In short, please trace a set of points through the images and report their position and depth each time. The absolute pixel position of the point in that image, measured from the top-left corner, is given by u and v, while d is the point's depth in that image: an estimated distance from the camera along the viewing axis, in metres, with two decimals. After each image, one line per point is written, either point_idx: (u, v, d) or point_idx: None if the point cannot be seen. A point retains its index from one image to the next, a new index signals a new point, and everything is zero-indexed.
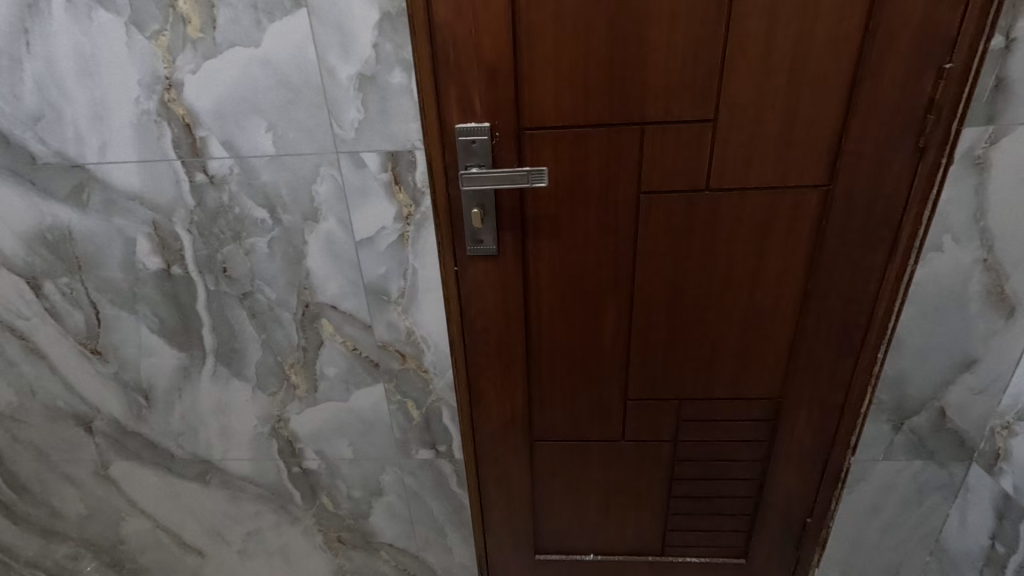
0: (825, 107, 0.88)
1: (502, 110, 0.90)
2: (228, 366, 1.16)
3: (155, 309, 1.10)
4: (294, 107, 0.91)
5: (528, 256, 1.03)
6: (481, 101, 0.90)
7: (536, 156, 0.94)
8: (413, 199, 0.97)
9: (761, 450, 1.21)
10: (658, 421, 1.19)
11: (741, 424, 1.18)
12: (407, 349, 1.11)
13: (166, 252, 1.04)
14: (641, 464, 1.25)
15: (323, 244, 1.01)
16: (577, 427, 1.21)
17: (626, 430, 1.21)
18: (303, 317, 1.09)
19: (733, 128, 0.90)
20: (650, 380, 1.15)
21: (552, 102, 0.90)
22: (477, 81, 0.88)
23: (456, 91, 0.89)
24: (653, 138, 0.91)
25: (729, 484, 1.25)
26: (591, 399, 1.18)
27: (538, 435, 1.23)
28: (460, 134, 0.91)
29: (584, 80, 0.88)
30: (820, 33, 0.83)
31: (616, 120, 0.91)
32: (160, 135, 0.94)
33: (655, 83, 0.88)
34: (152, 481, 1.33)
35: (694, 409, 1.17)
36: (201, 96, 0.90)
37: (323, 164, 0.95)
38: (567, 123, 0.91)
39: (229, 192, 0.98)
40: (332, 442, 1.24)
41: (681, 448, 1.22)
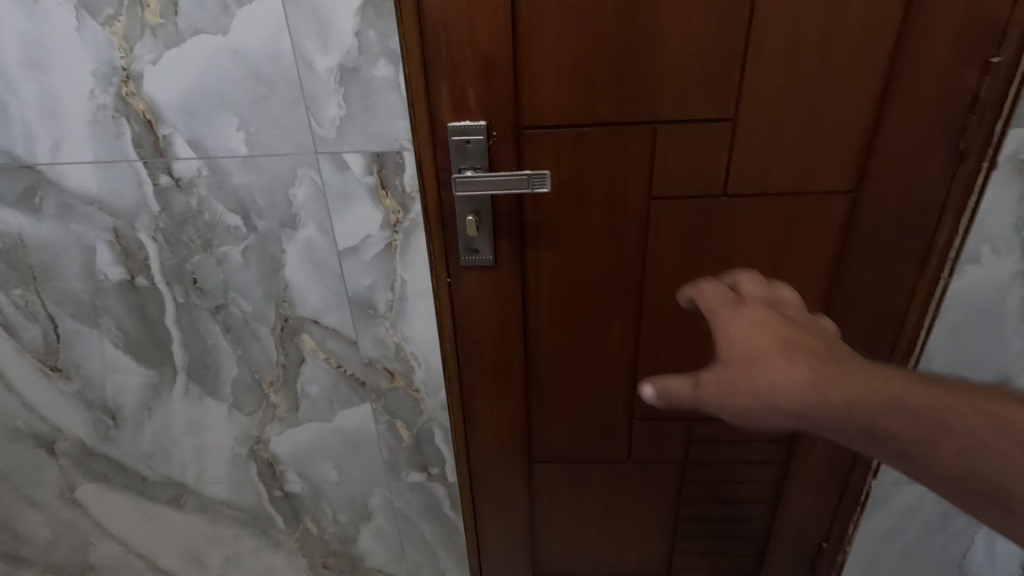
0: (857, 104, 0.79)
1: (499, 106, 0.81)
2: (201, 384, 1.07)
3: (119, 323, 1.01)
4: (268, 102, 0.82)
5: (528, 267, 0.94)
6: (476, 97, 0.81)
7: (537, 158, 0.85)
8: (402, 205, 0.88)
9: (775, 470, 1.13)
10: (666, 441, 1.11)
11: (754, 443, 1.10)
12: (396, 366, 1.03)
13: (129, 261, 0.94)
14: (647, 486, 1.17)
15: (304, 254, 0.92)
16: (579, 448, 1.13)
17: (631, 450, 1.13)
18: (282, 332, 1.00)
19: (754, 128, 0.81)
20: (658, 398, 1.07)
21: (555, 99, 0.81)
22: (472, 73, 0.79)
23: (448, 85, 0.80)
24: (666, 138, 0.83)
25: (740, 506, 1.18)
26: (595, 418, 1.10)
27: (537, 456, 1.15)
28: (453, 134, 0.83)
29: (590, 73, 0.80)
30: (854, 22, 0.75)
31: (625, 118, 0.82)
32: (120, 133, 0.84)
33: (670, 77, 0.79)
34: (123, 504, 1.24)
35: (706, 429, 1.10)
36: (164, 90, 0.81)
37: (301, 165, 0.86)
38: (571, 121, 0.83)
39: (197, 196, 0.89)
40: (316, 464, 1.15)
41: (690, 469, 1.14)
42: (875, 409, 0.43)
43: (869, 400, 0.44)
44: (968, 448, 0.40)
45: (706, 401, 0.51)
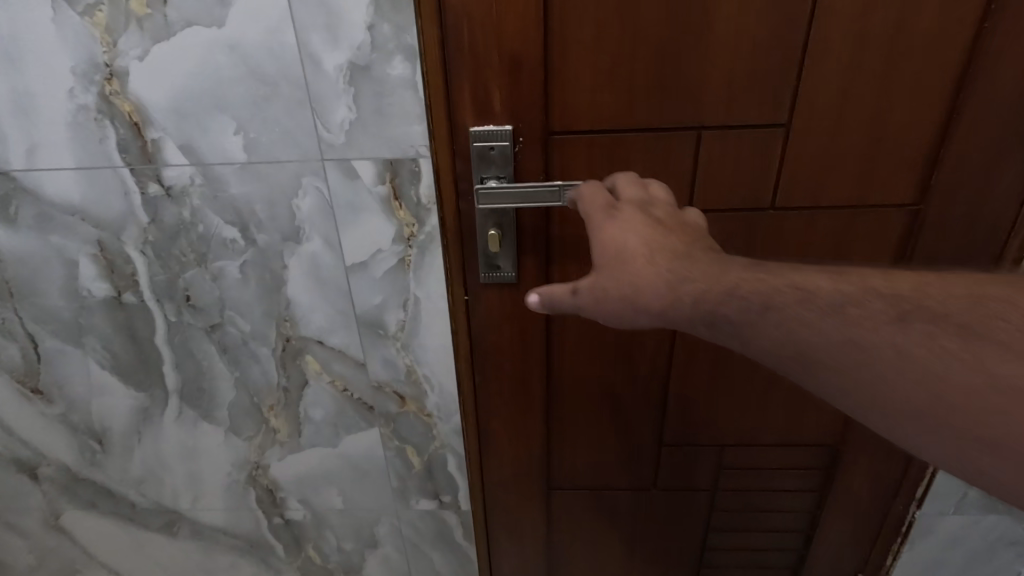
0: (925, 108, 0.72)
1: (527, 109, 0.73)
2: (195, 407, 0.98)
3: (105, 342, 0.92)
4: (269, 103, 0.73)
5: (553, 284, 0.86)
6: (502, 99, 0.73)
7: (567, 166, 0.77)
8: (417, 217, 0.80)
9: (811, 499, 1.06)
10: (696, 467, 1.04)
11: (791, 471, 1.03)
12: (407, 390, 0.95)
13: (115, 277, 0.86)
14: (673, 515, 1.10)
15: (307, 269, 0.84)
16: (602, 474, 1.06)
17: (658, 477, 1.05)
18: (284, 353, 0.92)
19: (810, 134, 0.74)
20: (690, 423, 0.99)
21: (588, 101, 0.73)
22: (498, 72, 0.71)
23: (470, 86, 0.72)
24: (712, 145, 0.75)
25: (771, 536, 1.11)
26: (620, 443, 1.02)
27: (557, 483, 1.07)
28: (476, 139, 0.75)
29: (629, 73, 0.72)
30: (927, 17, 0.67)
31: (666, 123, 0.74)
32: (103, 137, 0.76)
33: (718, 77, 0.71)
34: (112, 530, 1.16)
35: (739, 455, 1.02)
36: (151, 89, 0.73)
37: (305, 172, 0.77)
38: (606, 126, 0.75)
39: (190, 206, 0.80)
40: (320, 491, 1.08)
41: (720, 497, 1.07)
42: (721, 300, 0.49)
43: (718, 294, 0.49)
44: (784, 327, 0.46)
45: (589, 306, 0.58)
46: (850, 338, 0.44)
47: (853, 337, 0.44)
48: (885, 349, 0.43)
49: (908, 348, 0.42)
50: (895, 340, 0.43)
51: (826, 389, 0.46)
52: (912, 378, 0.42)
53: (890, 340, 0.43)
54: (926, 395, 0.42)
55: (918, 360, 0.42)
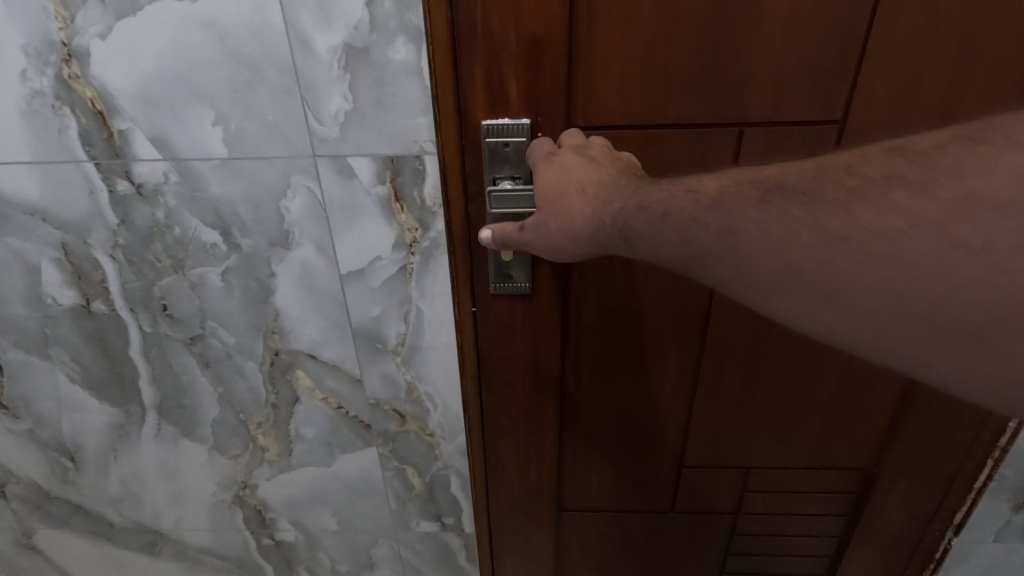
0: (999, 105, 0.63)
1: (547, 101, 0.65)
2: (176, 424, 0.90)
3: (74, 354, 0.83)
4: (253, 90, 0.64)
5: (571, 298, 0.78)
6: (519, 89, 0.64)
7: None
8: (421, 221, 0.72)
9: (839, 523, 1.00)
10: (718, 490, 0.97)
11: (819, 495, 0.96)
12: (408, 408, 0.87)
13: (83, 283, 0.77)
14: (691, 539, 1.03)
15: (298, 277, 0.76)
16: (617, 496, 0.98)
17: (677, 500, 0.98)
18: (272, 368, 0.83)
19: (867, 132, 0.65)
20: (713, 445, 0.92)
21: (617, 92, 0.65)
22: (515, 58, 0.63)
23: (483, 73, 0.63)
24: (755, 143, 0.66)
25: (795, 560, 1.05)
26: (637, 465, 0.95)
27: (568, 505, 1.00)
28: (489, 134, 0.66)
29: (664, 60, 0.63)
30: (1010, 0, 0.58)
31: (703, 118, 0.65)
32: (64, 127, 0.66)
33: (766, 67, 0.62)
34: (89, 551, 1.08)
35: (764, 479, 0.95)
36: (117, 72, 0.63)
37: (294, 171, 0.69)
38: (636, 120, 0.66)
39: (164, 207, 0.71)
40: (313, 512, 1.00)
41: (742, 521, 1.00)
42: (630, 216, 0.52)
43: (627, 211, 0.52)
44: (679, 229, 0.48)
45: (538, 243, 0.61)
46: (728, 224, 0.45)
47: (729, 224, 0.45)
48: (751, 228, 0.43)
49: (765, 224, 0.43)
50: (759, 219, 0.43)
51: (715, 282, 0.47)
52: (775, 255, 0.42)
53: (754, 220, 0.43)
54: (791, 271, 0.42)
55: (779, 235, 0.42)
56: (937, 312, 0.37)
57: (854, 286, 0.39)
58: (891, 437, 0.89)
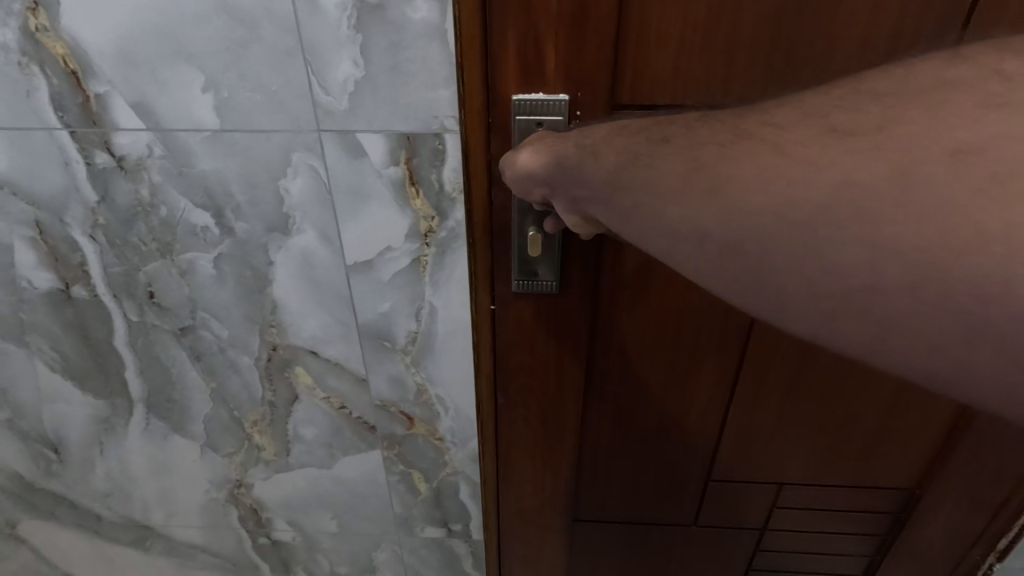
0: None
1: (591, 76, 0.56)
2: (164, 419, 0.83)
3: (54, 342, 0.76)
4: (250, 52, 0.55)
5: (602, 296, 0.70)
6: (559, 60, 0.55)
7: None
8: (437, 208, 0.63)
9: (871, 542, 0.95)
10: (745, 506, 0.90)
11: (853, 513, 0.90)
12: (416, 411, 0.80)
13: (61, 266, 0.70)
14: (714, 554, 0.96)
15: (298, 265, 0.68)
16: (637, 507, 0.92)
17: (701, 514, 0.92)
18: (269, 364, 0.76)
19: None
20: (745, 458, 0.85)
21: (672, 66, 0.56)
22: (555, 22, 0.54)
23: (516, 41, 0.55)
24: None
25: None
26: (661, 477, 0.88)
27: (583, 515, 0.94)
28: (521, 112, 0.57)
29: (729, 31, 0.54)
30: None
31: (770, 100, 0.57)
32: (32, 89, 0.58)
33: (845, 41, 0.54)
34: (76, 543, 1.02)
35: (795, 496, 0.89)
36: (92, 25, 0.55)
37: (296, 147, 0.60)
38: (690, 100, 0.57)
39: (149, 182, 0.63)
40: (311, 513, 0.94)
41: (769, 537, 0.94)
42: (583, 131, 0.50)
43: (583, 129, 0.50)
44: (619, 139, 0.46)
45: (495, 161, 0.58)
46: (666, 133, 0.43)
47: (668, 134, 0.43)
48: (685, 135, 0.42)
49: (698, 130, 0.42)
50: (699, 133, 0.41)
51: (627, 193, 0.43)
52: (684, 153, 0.41)
53: (691, 129, 0.42)
54: (692, 170, 0.40)
55: (702, 141, 0.40)
56: (799, 207, 0.35)
57: (740, 179, 0.37)
58: (940, 460, 0.83)
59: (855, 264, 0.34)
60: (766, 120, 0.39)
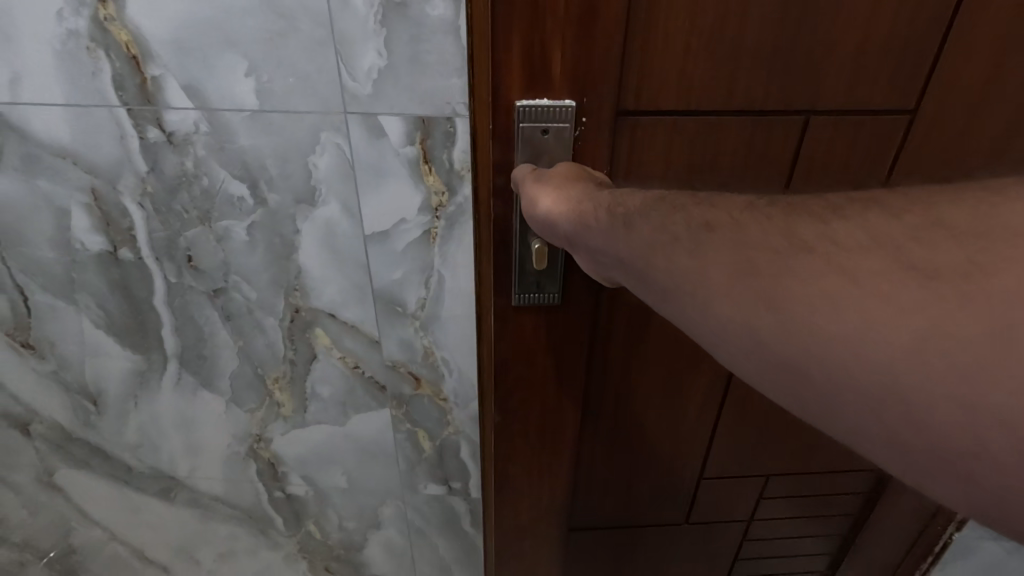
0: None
1: (599, 81, 0.60)
2: (195, 374, 0.92)
3: (100, 300, 0.85)
4: (287, 42, 0.63)
5: (601, 316, 0.76)
6: (567, 66, 0.60)
7: (634, 152, 0.67)
8: (448, 185, 0.72)
9: (845, 522, 1.05)
10: (737, 499, 0.99)
11: (831, 497, 1.00)
12: (423, 372, 0.88)
13: (111, 230, 0.78)
14: (706, 547, 1.06)
15: (323, 234, 0.76)
16: (632, 507, 1.00)
17: (692, 513, 1.01)
18: (291, 325, 0.84)
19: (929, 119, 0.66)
20: (734, 457, 0.93)
21: (676, 73, 0.62)
22: (563, 28, 0.57)
23: (524, 48, 0.58)
24: (823, 130, 0.66)
25: (801, 556, 1.11)
26: (656, 476, 0.95)
27: (582, 518, 1.00)
28: (525, 119, 0.61)
29: (727, 38, 0.60)
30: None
31: (768, 104, 0.64)
32: (97, 70, 0.66)
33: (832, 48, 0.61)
34: (106, 491, 1.11)
35: (782, 486, 0.97)
36: (153, 15, 0.63)
37: (324, 127, 0.68)
38: (693, 104, 0.64)
39: (194, 156, 0.71)
40: (323, 470, 1.02)
41: (755, 528, 1.04)
42: (626, 195, 0.48)
43: (624, 193, 0.48)
44: (656, 218, 0.42)
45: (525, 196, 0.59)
46: (697, 210, 0.40)
47: (708, 219, 0.39)
48: (732, 228, 0.37)
49: (745, 221, 0.37)
50: (747, 226, 0.37)
51: (659, 276, 0.40)
52: (735, 252, 0.36)
53: (730, 214, 0.38)
54: (743, 272, 0.35)
55: (753, 239, 0.36)
56: (877, 349, 0.30)
57: (807, 296, 0.32)
58: None
59: (941, 414, 0.29)
60: (821, 227, 0.34)
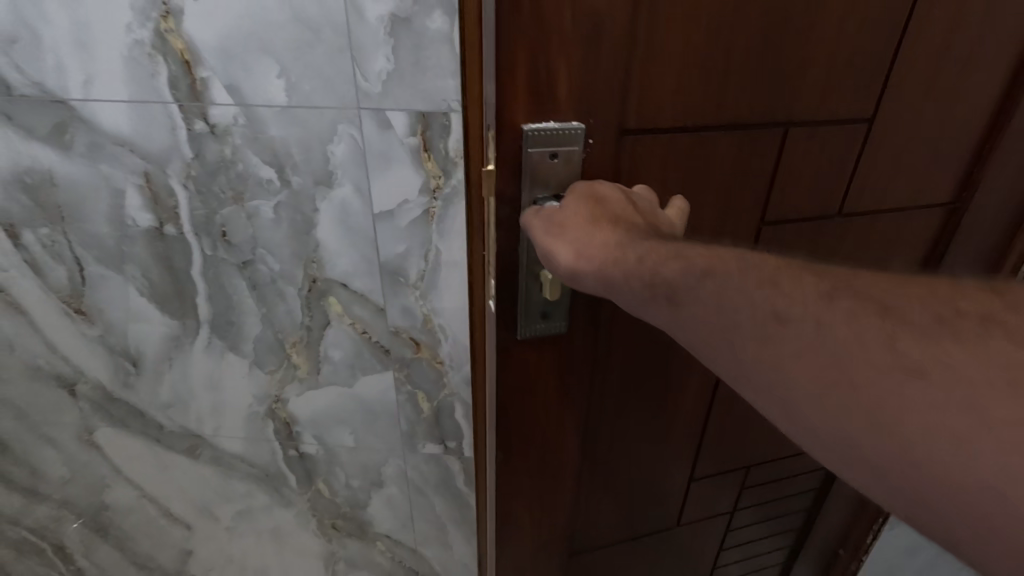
0: (944, 187, 0.74)
1: (601, 100, 0.54)
2: (223, 338, 1.05)
3: (145, 270, 0.98)
4: (313, 50, 0.77)
5: (601, 347, 0.72)
6: (569, 83, 0.52)
7: (636, 177, 0.60)
8: (444, 170, 0.85)
9: (809, 496, 1.14)
10: (720, 495, 1.01)
11: (800, 475, 1.08)
12: (422, 338, 1.00)
13: (158, 208, 0.91)
14: (693, 544, 1.06)
15: (338, 213, 0.89)
16: (627, 526, 0.94)
17: (682, 516, 0.99)
18: (309, 294, 0.97)
19: (890, 132, 0.67)
20: (719, 452, 0.94)
21: (674, 89, 0.56)
22: (568, 42, 0.50)
23: (527, 65, 0.51)
24: (798, 143, 0.64)
25: (773, 535, 1.17)
26: (654, 494, 0.92)
27: (578, 550, 0.92)
28: (532, 144, 0.54)
29: (721, 49, 0.55)
30: (1001, 81, 0.67)
31: (756, 119, 0.60)
32: (156, 72, 0.80)
33: (813, 63, 0.59)
34: (138, 449, 1.24)
35: (759, 473, 1.03)
36: (204, 29, 0.77)
37: (340, 121, 0.82)
38: (691, 121, 0.58)
39: (232, 145, 0.85)
40: (333, 430, 1.15)
41: (737, 517, 1.07)
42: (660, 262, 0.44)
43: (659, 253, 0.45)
44: (734, 298, 0.42)
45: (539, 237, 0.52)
46: (739, 283, 0.42)
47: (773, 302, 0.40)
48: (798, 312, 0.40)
49: (834, 330, 0.38)
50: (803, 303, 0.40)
51: (720, 353, 0.43)
52: (822, 366, 0.38)
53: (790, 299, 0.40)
54: (829, 367, 0.38)
55: (821, 326, 0.39)
56: (956, 439, 0.34)
57: (884, 406, 0.36)
58: None
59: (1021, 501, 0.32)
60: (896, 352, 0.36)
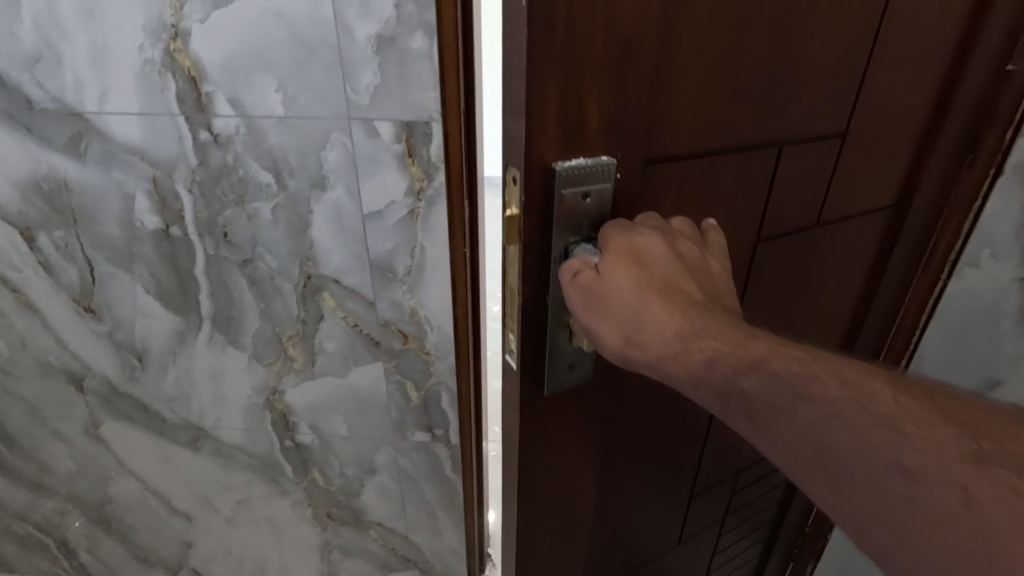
0: (892, 191, 0.79)
1: (627, 131, 0.53)
2: (225, 333, 1.12)
3: (152, 270, 1.06)
4: (309, 66, 0.86)
5: (619, 379, 0.70)
6: (597, 116, 0.51)
7: (656, 205, 0.59)
8: (427, 173, 0.93)
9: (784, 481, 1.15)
10: (715, 504, 1.01)
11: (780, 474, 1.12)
12: (409, 330, 1.08)
13: (165, 211, 0.99)
14: (692, 559, 1.05)
15: (331, 212, 0.97)
16: (636, 553, 0.91)
17: (684, 533, 0.98)
18: (304, 289, 1.05)
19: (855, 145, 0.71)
20: (714, 465, 0.95)
21: (689, 115, 0.56)
22: (596, 77, 0.49)
23: (558, 104, 0.49)
24: (790, 159, 0.66)
25: (756, 529, 1.18)
26: (660, 517, 0.91)
27: None
28: (566, 185, 0.52)
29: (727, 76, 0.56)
30: (935, 105, 0.74)
31: (755, 139, 0.62)
32: (165, 87, 0.88)
33: (802, 87, 0.62)
34: (142, 442, 1.30)
35: (747, 477, 1.04)
36: (212, 50, 0.85)
37: (333, 129, 0.90)
38: (703, 144, 0.59)
39: (233, 152, 0.93)
40: (329, 419, 1.22)
41: (728, 522, 1.08)
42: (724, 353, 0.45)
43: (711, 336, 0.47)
44: (823, 414, 0.40)
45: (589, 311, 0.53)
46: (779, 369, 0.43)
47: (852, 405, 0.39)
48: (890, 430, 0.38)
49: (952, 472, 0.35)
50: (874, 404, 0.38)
51: (813, 468, 0.41)
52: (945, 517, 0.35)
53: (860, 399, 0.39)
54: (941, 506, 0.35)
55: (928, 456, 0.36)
56: None
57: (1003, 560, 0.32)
58: None
59: None
60: None
